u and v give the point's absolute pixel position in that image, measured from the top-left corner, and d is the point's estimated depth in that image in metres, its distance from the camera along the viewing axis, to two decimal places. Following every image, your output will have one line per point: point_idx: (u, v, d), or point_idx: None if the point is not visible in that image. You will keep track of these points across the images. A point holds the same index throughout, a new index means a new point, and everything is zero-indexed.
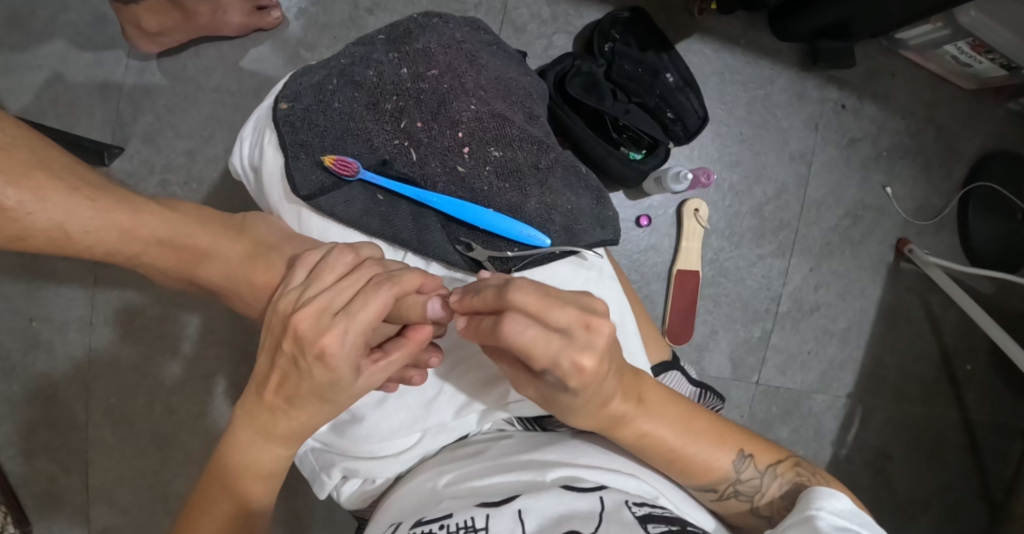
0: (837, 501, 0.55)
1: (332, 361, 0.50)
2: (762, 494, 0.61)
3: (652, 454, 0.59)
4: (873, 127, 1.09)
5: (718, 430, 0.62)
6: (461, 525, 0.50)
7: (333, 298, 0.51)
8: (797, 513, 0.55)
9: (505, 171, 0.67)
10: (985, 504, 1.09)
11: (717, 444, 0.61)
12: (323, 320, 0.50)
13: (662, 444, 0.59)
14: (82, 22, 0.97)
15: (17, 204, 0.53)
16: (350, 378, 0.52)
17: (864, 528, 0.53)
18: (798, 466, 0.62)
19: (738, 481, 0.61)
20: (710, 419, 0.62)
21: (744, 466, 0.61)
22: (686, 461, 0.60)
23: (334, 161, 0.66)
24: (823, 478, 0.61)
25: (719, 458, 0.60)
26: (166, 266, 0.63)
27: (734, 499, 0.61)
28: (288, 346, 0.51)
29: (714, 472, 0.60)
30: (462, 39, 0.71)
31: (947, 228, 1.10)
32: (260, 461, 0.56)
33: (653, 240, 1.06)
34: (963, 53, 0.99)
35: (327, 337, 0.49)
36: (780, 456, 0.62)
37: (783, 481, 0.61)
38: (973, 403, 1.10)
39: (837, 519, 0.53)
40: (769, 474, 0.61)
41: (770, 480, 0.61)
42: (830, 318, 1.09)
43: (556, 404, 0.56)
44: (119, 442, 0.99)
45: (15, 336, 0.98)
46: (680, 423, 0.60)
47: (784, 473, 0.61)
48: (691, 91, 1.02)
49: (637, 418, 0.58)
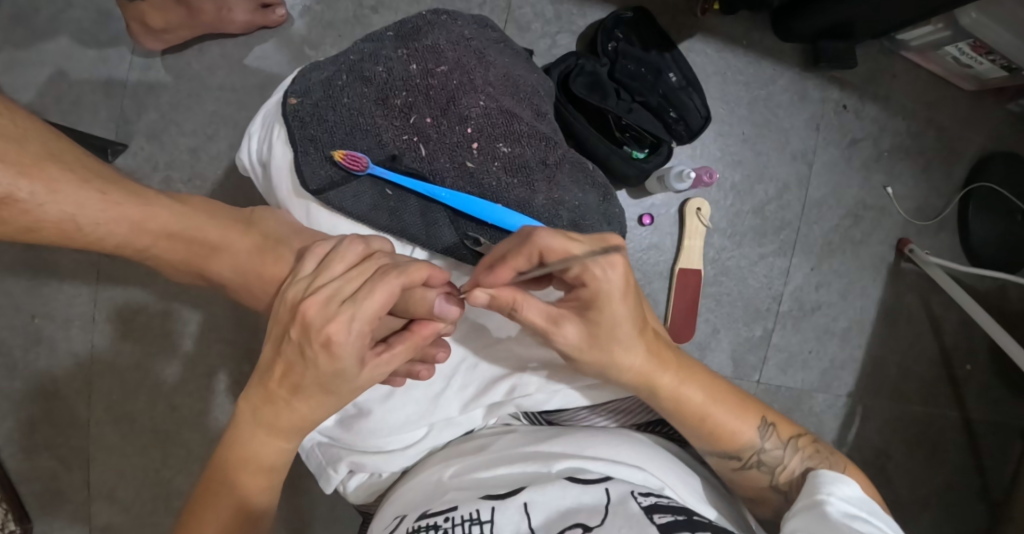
0: (846, 487, 0.56)
1: (338, 349, 0.50)
2: (782, 468, 0.62)
3: (684, 415, 0.61)
4: (874, 128, 1.10)
5: (745, 400, 0.64)
6: (466, 518, 0.51)
7: (341, 287, 0.52)
8: (806, 497, 0.56)
9: (513, 167, 0.68)
10: (984, 503, 1.09)
11: (744, 414, 0.62)
12: (330, 307, 0.51)
13: (693, 404, 0.61)
14: (86, 19, 0.97)
15: (28, 195, 0.53)
16: (355, 369, 0.52)
17: (873, 518, 0.54)
18: (816, 443, 0.64)
19: (762, 451, 0.62)
20: (736, 390, 0.64)
21: (767, 435, 0.62)
22: (716, 424, 0.61)
23: (343, 156, 0.66)
24: (839, 458, 0.63)
25: (746, 425, 0.62)
26: (176, 259, 0.63)
27: (756, 469, 0.62)
28: (295, 334, 0.51)
29: (738, 438, 0.61)
30: (471, 36, 0.71)
31: (947, 229, 1.11)
32: (262, 454, 0.55)
33: (655, 239, 1.06)
34: (963, 54, 1.00)
35: (332, 325, 0.50)
36: (799, 431, 0.64)
37: (804, 456, 0.63)
38: (972, 402, 1.11)
39: (846, 505, 0.54)
40: (791, 447, 0.63)
41: (791, 453, 0.63)
42: (831, 317, 1.09)
43: (594, 345, 0.58)
44: (121, 439, 0.98)
45: (16, 332, 0.97)
46: (710, 385, 0.62)
47: (805, 448, 0.63)
48: (694, 91, 1.02)
49: (669, 372, 0.60)
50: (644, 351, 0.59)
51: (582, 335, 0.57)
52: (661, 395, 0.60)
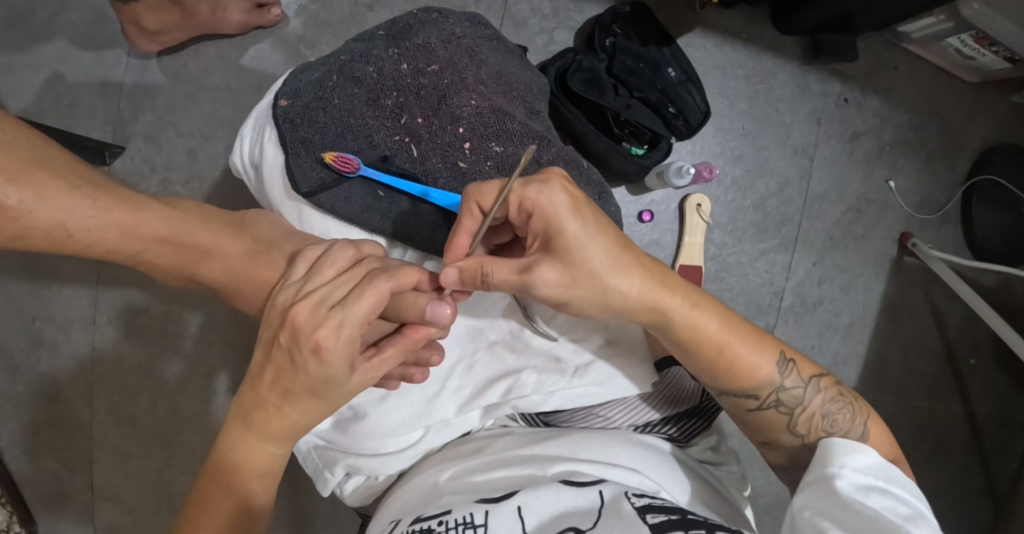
0: (860, 456, 0.57)
1: (327, 355, 0.50)
2: (802, 410, 0.62)
3: (699, 349, 0.60)
4: (876, 121, 1.09)
5: (763, 334, 0.62)
6: (460, 522, 0.50)
7: (331, 292, 0.52)
8: (818, 467, 0.57)
9: (506, 166, 0.67)
10: (990, 498, 1.08)
11: (761, 349, 0.61)
12: (319, 313, 0.50)
13: (708, 333, 0.59)
14: (82, 22, 0.97)
15: (18, 203, 0.53)
16: (346, 374, 0.52)
17: (889, 486, 0.55)
18: (839, 385, 0.63)
19: (781, 389, 0.61)
20: (753, 324, 0.63)
21: (786, 372, 0.61)
22: (731, 357, 0.60)
23: (334, 158, 0.66)
24: (862, 403, 0.62)
25: (763, 360, 0.61)
26: (168, 264, 0.62)
27: (774, 409, 0.62)
28: (285, 340, 0.51)
29: (755, 375, 0.61)
30: (462, 34, 0.71)
31: (951, 222, 1.09)
32: (254, 458, 0.55)
33: (656, 236, 1.06)
34: (966, 46, 0.99)
35: (322, 331, 0.49)
36: (822, 372, 0.63)
37: (825, 395, 0.62)
38: (977, 396, 1.10)
39: (860, 477, 0.55)
40: (812, 387, 0.62)
41: (812, 393, 0.62)
42: (833, 313, 1.08)
43: (577, 280, 0.56)
44: (123, 441, 0.99)
45: (17, 335, 0.98)
46: (725, 315, 0.61)
47: (827, 389, 0.62)
48: (693, 85, 1.01)
49: (679, 301, 0.59)
50: (644, 277, 0.58)
51: (561, 275, 0.55)
52: (673, 322, 0.59)
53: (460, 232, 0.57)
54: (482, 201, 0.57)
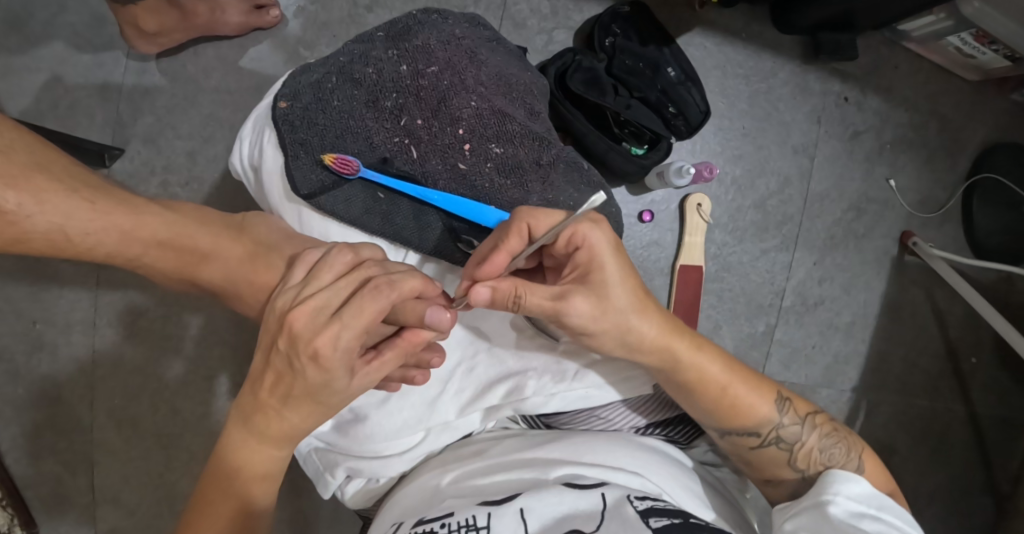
0: (853, 484, 0.58)
1: (326, 361, 0.50)
2: (801, 446, 0.62)
3: (706, 391, 0.60)
4: (877, 120, 1.09)
5: (760, 377, 0.64)
6: (463, 524, 0.50)
7: (330, 297, 0.52)
8: (813, 494, 0.58)
9: (505, 168, 0.68)
10: (992, 498, 1.08)
11: (761, 388, 0.63)
12: (319, 318, 0.50)
13: (712, 374, 0.60)
14: (80, 23, 0.97)
15: (16, 206, 0.53)
16: (345, 379, 0.52)
17: (881, 513, 0.56)
18: (833, 422, 0.64)
19: (780, 426, 0.62)
20: (749, 366, 0.64)
21: (785, 410, 0.63)
22: (735, 396, 0.61)
23: (334, 160, 0.66)
24: (854, 439, 0.63)
25: (763, 400, 0.62)
26: (168, 267, 0.62)
27: (775, 447, 0.62)
28: (283, 345, 0.51)
29: (757, 413, 0.61)
30: (462, 35, 0.70)
31: (952, 221, 1.09)
32: (254, 462, 0.55)
33: (656, 236, 1.05)
34: (966, 44, 0.99)
35: (319, 337, 0.49)
36: (816, 408, 0.64)
37: (821, 431, 0.63)
38: (978, 395, 1.10)
39: (853, 504, 0.56)
40: (808, 424, 0.63)
41: (809, 430, 0.63)
42: (834, 312, 1.08)
43: (603, 315, 0.58)
44: (124, 443, 0.99)
45: (16, 338, 0.98)
46: (726, 358, 0.63)
47: (822, 425, 0.63)
48: (693, 85, 1.01)
49: (686, 344, 0.60)
50: (657, 316, 0.60)
51: (592, 307, 0.57)
52: (682, 364, 0.60)
53: (504, 250, 0.57)
54: (533, 224, 0.58)
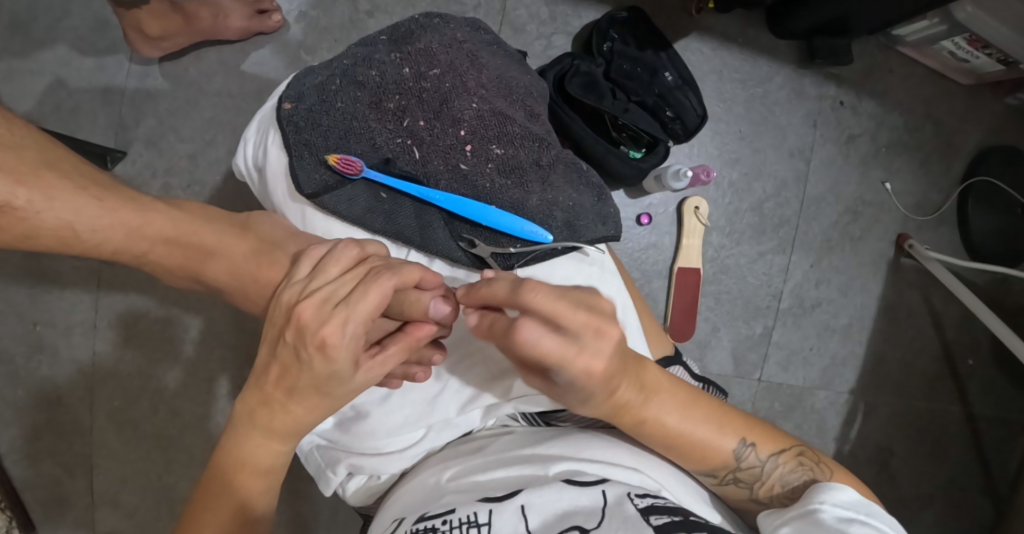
0: (841, 493, 0.56)
1: (333, 352, 0.50)
2: (761, 482, 0.61)
3: (655, 440, 0.59)
4: (872, 124, 1.10)
5: (724, 416, 0.61)
6: (463, 521, 0.51)
7: (336, 290, 0.52)
8: (801, 504, 0.57)
9: (507, 168, 0.68)
10: (990, 498, 1.09)
11: (723, 429, 0.61)
12: (325, 310, 0.51)
13: (664, 430, 0.59)
14: (84, 27, 0.98)
15: (26, 203, 0.53)
16: (350, 372, 0.52)
17: (870, 520, 0.55)
18: (802, 454, 0.63)
19: (738, 468, 0.61)
20: (713, 406, 0.62)
21: (745, 454, 0.61)
22: (689, 448, 0.60)
23: (337, 160, 0.66)
24: (826, 469, 0.62)
25: (722, 445, 0.60)
26: (174, 264, 0.63)
27: (734, 485, 0.62)
28: (291, 337, 0.51)
29: (714, 460, 0.60)
30: (463, 39, 0.72)
31: (947, 223, 1.10)
32: (258, 457, 0.56)
33: (654, 238, 1.06)
34: (960, 49, 1.00)
35: (328, 328, 0.50)
36: (783, 445, 0.62)
37: (784, 470, 0.61)
38: (976, 396, 1.10)
39: (840, 511, 0.55)
40: (772, 461, 0.62)
41: (771, 468, 0.61)
42: (831, 314, 1.09)
43: (565, 396, 0.56)
44: (124, 445, 0.99)
45: (17, 340, 0.98)
46: (685, 408, 0.60)
47: (787, 462, 0.62)
48: (689, 90, 1.02)
49: (644, 407, 0.58)
50: (625, 394, 0.56)
51: (554, 388, 0.55)
52: (632, 425, 0.59)
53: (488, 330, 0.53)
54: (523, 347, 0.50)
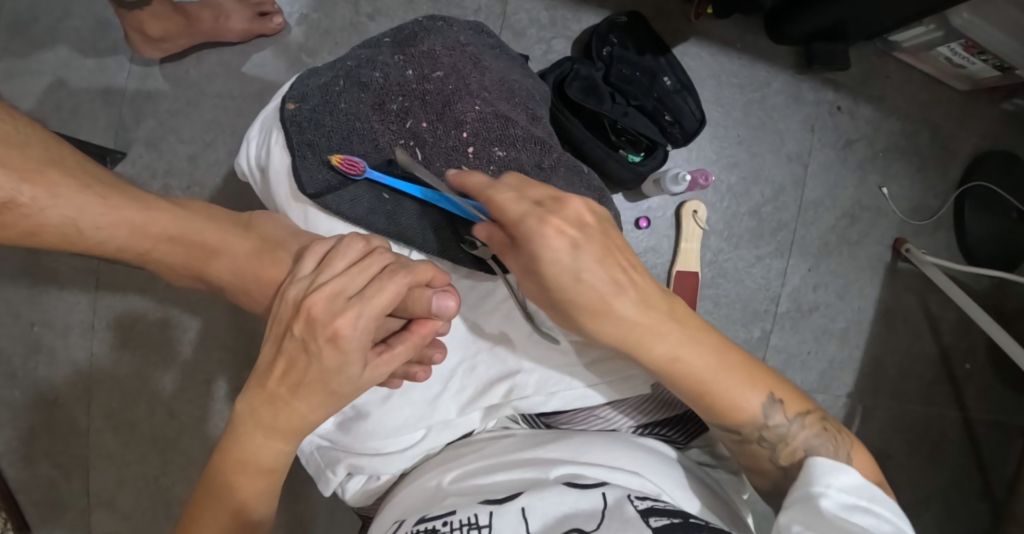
0: (844, 476, 0.56)
1: (345, 343, 0.53)
2: (785, 445, 0.61)
3: (681, 383, 0.60)
4: (869, 129, 1.11)
5: (754, 371, 0.61)
6: (464, 523, 0.51)
7: (346, 283, 0.54)
8: (802, 487, 0.56)
9: (509, 171, 0.68)
10: (988, 502, 1.09)
11: (750, 382, 0.61)
12: (337, 303, 0.53)
13: (690, 372, 0.59)
14: (85, 28, 0.98)
15: (31, 200, 0.53)
16: (358, 368, 0.54)
17: (871, 506, 0.54)
18: (826, 420, 0.62)
19: (764, 426, 0.61)
20: (745, 358, 0.62)
21: (772, 412, 0.61)
22: (715, 396, 0.60)
23: (340, 160, 0.66)
24: (847, 439, 0.62)
25: (749, 399, 0.60)
26: (176, 263, 0.63)
27: (757, 444, 0.61)
28: (299, 329, 0.53)
29: (740, 413, 0.60)
30: (466, 42, 0.72)
31: (943, 228, 1.11)
32: (260, 456, 0.55)
33: (653, 242, 1.07)
34: (956, 55, 1.01)
35: (341, 320, 0.52)
36: (808, 408, 0.62)
37: (808, 434, 0.61)
38: (973, 400, 1.11)
39: (844, 496, 0.54)
40: (797, 423, 0.61)
41: (796, 429, 0.61)
42: (829, 317, 1.09)
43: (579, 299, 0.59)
44: (121, 446, 0.98)
45: (15, 341, 0.98)
46: (716, 354, 0.60)
47: (811, 425, 0.61)
48: (688, 94, 1.02)
49: (666, 337, 0.59)
50: (640, 305, 0.59)
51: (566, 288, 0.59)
52: (658, 357, 0.59)
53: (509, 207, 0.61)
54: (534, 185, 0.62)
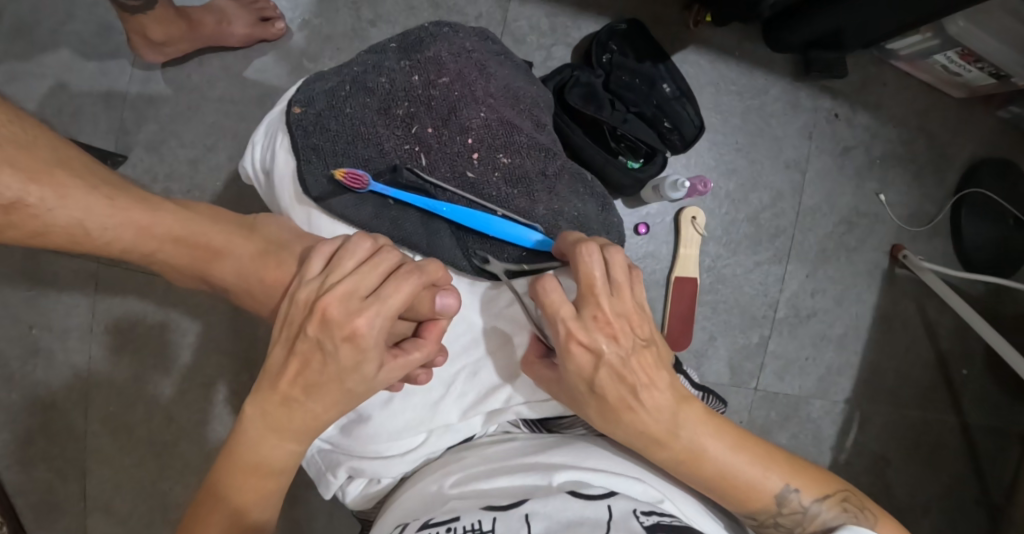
0: None
1: (364, 341, 0.53)
2: (803, 527, 0.61)
3: (700, 480, 0.59)
4: (866, 136, 1.12)
5: (772, 457, 0.60)
6: (468, 529, 0.51)
7: (358, 283, 0.54)
8: None
9: (513, 177, 0.69)
10: (985, 508, 1.09)
11: (771, 470, 0.60)
12: (352, 303, 0.53)
13: (709, 469, 0.58)
14: (88, 32, 0.98)
15: (39, 201, 0.54)
16: (375, 367, 0.54)
17: None
18: (846, 498, 0.62)
19: (781, 513, 0.61)
20: (765, 447, 0.61)
21: (790, 499, 0.60)
22: (734, 490, 0.59)
23: (344, 174, 0.66)
24: (869, 516, 0.61)
25: (768, 489, 0.59)
26: (179, 264, 0.63)
27: (773, 528, 0.62)
28: (314, 330, 0.53)
29: (757, 502, 0.60)
30: (472, 48, 0.73)
31: (940, 234, 1.12)
32: (273, 458, 0.55)
33: (652, 248, 1.07)
34: (952, 63, 1.02)
35: (359, 319, 0.53)
36: (828, 491, 0.62)
37: (827, 516, 0.61)
38: (970, 406, 1.11)
39: None
40: (817, 506, 0.61)
41: (815, 513, 0.61)
42: (827, 323, 1.10)
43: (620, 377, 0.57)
44: (118, 450, 0.98)
45: (13, 343, 0.97)
46: (734, 448, 0.59)
47: (830, 507, 0.61)
48: (687, 101, 1.03)
49: (688, 431, 0.58)
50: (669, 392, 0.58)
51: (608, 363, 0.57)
52: (679, 455, 0.58)
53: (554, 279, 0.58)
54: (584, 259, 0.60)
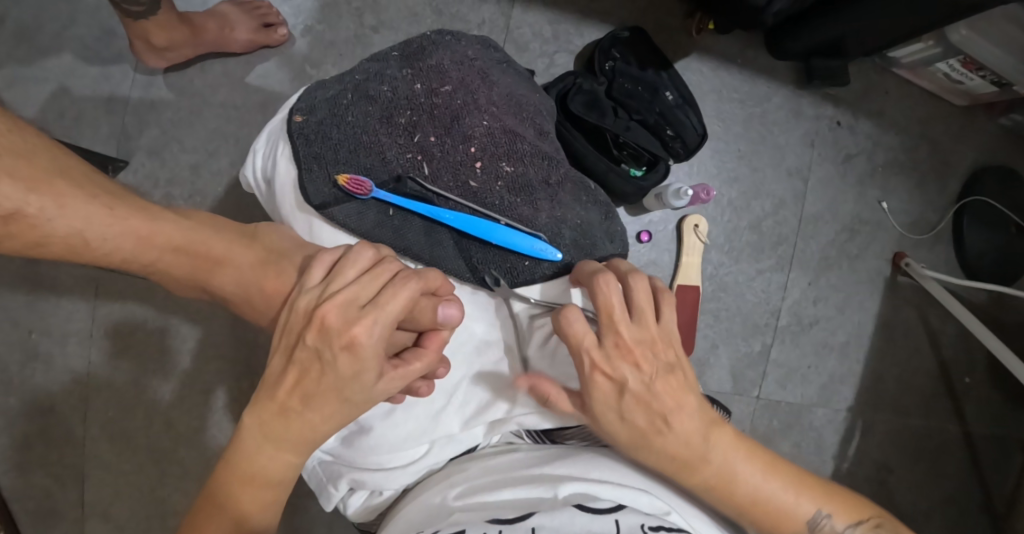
0: None
1: (361, 350, 0.52)
2: None
3: (728, 501, 0.58)
4: (868, 143, 1.12)
5: (801, 482, 0.60)
6: None
7: (358, 291, 0.54)
8: None
9: (516, 186, 0.69)
10: (988, 517, 1.09)
11: (800, 492, 0.59)
12: (351, 311, 0.53)
13: (735, 489, 0.58)
14: (89, 37, 0.98)
15: (38, 210, 0.53)
16: (373, 376, 0.54)
17: None
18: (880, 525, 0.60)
19: None
20: (793, 471, 0.60)
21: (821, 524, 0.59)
22: (763, 511, 0.59)
23: (347, 180, 0.66)
24: None
25: (798, 512, 0.59)
26: (180, 273, 0.63)
27: None
28: (312, 339, 0.53)
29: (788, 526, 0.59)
30: (474, 56, 0.73)
31: (942, 242, 1.12)
32: (269, 470, 0.55)
33: (654, 256, 1.07)
34: (954, 71, 1.02)
35: (357, 327, 0.52)
36: (862, 517, 0.60)
37: None
38: (973, 414, 1.11)
39: None
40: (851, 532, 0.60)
41: None
42: (829, 331, 1.10)
43: (644, 405, 0.57)
44: (117, 457, 0.97)
45: (12, 349, 0.97)
46: (762, 470, 0.59)
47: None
48: (689, 108, 1.03)
49: (714, 451, 0.58)
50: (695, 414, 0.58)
51: (635, 393, 0.57)
52: (706, 474, 0.58)
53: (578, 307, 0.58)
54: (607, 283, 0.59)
